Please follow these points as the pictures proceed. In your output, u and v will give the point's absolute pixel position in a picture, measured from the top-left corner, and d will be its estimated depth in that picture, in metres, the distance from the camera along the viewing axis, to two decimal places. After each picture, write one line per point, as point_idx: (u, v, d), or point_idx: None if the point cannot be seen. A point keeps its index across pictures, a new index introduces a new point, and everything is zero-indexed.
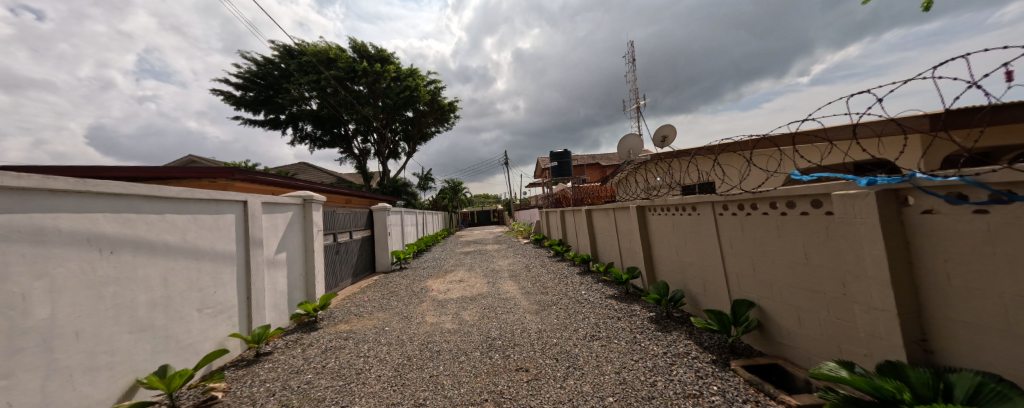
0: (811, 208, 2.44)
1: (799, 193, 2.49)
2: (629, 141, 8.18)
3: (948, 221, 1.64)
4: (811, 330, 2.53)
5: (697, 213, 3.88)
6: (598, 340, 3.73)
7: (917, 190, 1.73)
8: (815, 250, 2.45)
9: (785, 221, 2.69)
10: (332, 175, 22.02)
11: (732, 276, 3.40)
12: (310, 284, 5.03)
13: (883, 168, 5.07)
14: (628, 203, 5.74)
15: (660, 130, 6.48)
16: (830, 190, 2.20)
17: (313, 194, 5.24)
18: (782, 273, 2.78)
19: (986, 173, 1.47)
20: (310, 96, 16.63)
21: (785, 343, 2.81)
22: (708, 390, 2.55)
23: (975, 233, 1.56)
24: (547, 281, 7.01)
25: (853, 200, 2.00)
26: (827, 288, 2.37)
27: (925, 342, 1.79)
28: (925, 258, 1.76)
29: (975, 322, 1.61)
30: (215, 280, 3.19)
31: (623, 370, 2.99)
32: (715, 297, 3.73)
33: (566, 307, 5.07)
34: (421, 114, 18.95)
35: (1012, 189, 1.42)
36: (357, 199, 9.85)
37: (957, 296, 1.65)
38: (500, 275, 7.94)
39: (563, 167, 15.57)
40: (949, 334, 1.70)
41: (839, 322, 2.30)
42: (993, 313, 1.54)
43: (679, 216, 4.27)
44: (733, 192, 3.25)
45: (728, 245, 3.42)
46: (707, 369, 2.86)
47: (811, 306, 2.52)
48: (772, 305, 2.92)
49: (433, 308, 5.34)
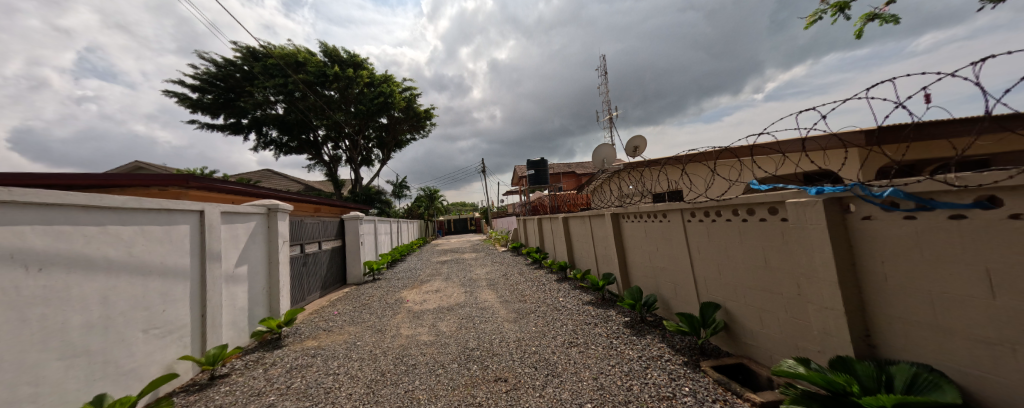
0: (769, 215, 2.62)
1: (757, 201, 2.67)
2: (603, 151, 8.42)
3: (883, 226, 1.83)
4: (771, 329, 2.70)
5: (667, 220, 4.06)
6: (576, 347, 3.76)
7: (858, 198, 1.92)
8: (773, 254, 2.62)
9: (746, 226, 2.87)
10: (300, 183, 21.05)
11: (701, 280, 3.56)
12: (274, 299, 4.73)
13: (828, 179, 5.49)
14: (604, 211, 5.90)
15: (632, 140, 6.74)
16: (784, 198, 2.38)
17: (279, 203, 4.96)
18: (745, 276, 2.95)
19: (912, 182, 1.66)
20: (276, 99, 15.91)
21: (749, 342, 2.98)
22: (681, 391, 2.65)
23: (903, 237, 1.75)
24: (525, 289, 7.01)
25: (804, 207, 2.17)
26: (785, 290, 2.54)
27: (869, 337, 1.97)
28: (866, 260, 1.95)
29: (907, 317, 1.79)
30: (164, 297, 2.92)
31: (600, 375, 3.03)
32: (685, 301, 3.89)
33: (544, 315, 5.11)
34: (396, 121, 18.57)
35: (934, 197, 1.61)
36: (326, 208, 9.45)
37: (894, 294, 1.82)
38: (478, 284, 7.85)
39: (539, 175, 15.72)
40: (889, 330, 1.87)
41: (796, 321, 2.47)
42: (921, 310, 1.72)
43: (651, 224, 4.44)
44: (700, 200, 3.44)
45: (696, 250, 3.59)
46: (679, 371, 2.97)
47: (771, 306, 2.69)
48: (736, 306, 3.08)
49: (409, 320, 5.18)
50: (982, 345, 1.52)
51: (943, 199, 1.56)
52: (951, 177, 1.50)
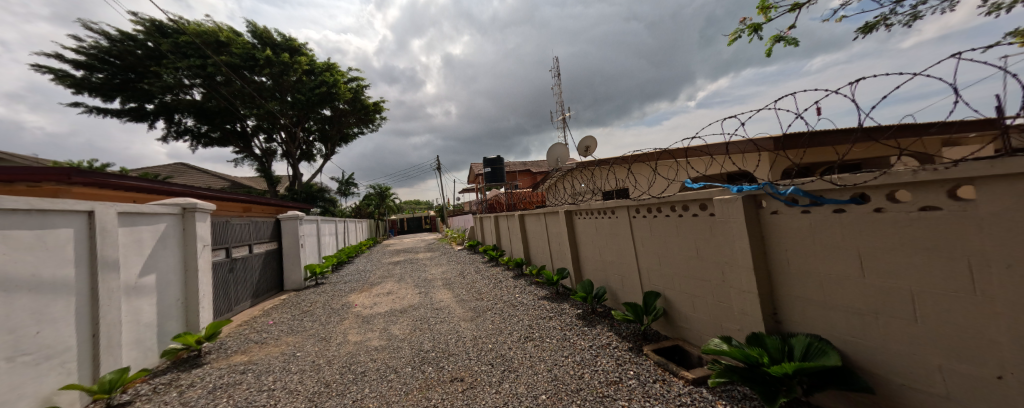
0: (700, 211, 2.92)
1: (690, 198, 2.96)
2: (557, 150, 8.66)
3: (786, 219, 2.15)
4: (702, 313, 3.02)
5: (615, 216, 4.32)
6: (531, 341, 3.85)
7: (768, 195, 2.22)
8: (703, 246, 2.92)
9: (682, 221, 3.17)
10: (227, 179, 18.68)
11: (644, 271, 3.85)
12: (193, 311, 4.15)
13: (746, 178, 6.26)
14: (558, 208, 6.09)
15: (584, 140, 7.04)
16: (712, 195, 2.67)
17: (197, 202, 4.35)
18: (680, 266, 3.26)
19: (807, 182, 1.96)
20: (192, 83, 13.86)
21: (683, 326, 3.29)
22: (626, 375, 2.85)
23: (800, 228, 2.08)
24: (482, 287, 6.99)
25: (727, 203, 2.46)
26: (712, 277, 2.85)
27: (775, 314, 2.30)
28: (773, 248, 2.27)
29: (802, 295, 2.12)
30: (38, 317, 2.40)
31: (554, 367, 3.15)
32: (631, 291, 4.18)
33: (501, 312, 5.14)
34: (341, 113, 17.27)
35: (822, 194, 1.92)
36: (259, 207, 8.50)
37: (795, 277, 2.15)
38: (433, 284, 7.65)
39: (496, 173, 15.72)
40: (790, 308, 2.20)
41: (721, 304, 2.79)
42: (812, 289, 2.06)
43: (601, 220, 4.69)
44: (643, 197, 3.71)
45: (640, 244, 3.87)
46: (625, 356, 3.19)
47: (701, 292, 3.00)
48: (674, 294, 3.39)
49: (357, 325, 4.88)
50: (852, 315, 1.86)
51: (828, 195, 1.88)
52: (834, 178, 1.80)
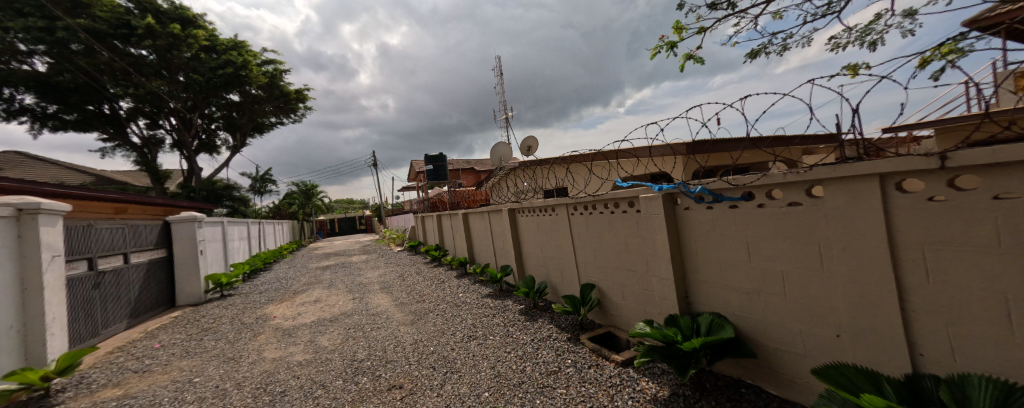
0: (628, 207, 3.20)
1: (620, 196, 3.22)
2: (500, 149, 8.69)
3: (696, 214, 2.47)
4: (630, 300, 3.32)
5: (555, 213, 4.51)
6: (474, 340, 3.83)
7: (682, 194, 2.53)
8: (631, 239, 3.21)
9: (613, 217, 3.43)
10: (93, 173, 15.03)
11: (581, 265, 4.09)
12: (38, 340, 3.25)
13: (666, 178, 7.03)
14: (501, 206, 6.15)
15: (526, 140, 7.21)
16: (638, 193, 2.94)
17: (42, 202, 3.41)
18: (612, 258, 3.53)
19: (711, 182, 2.27)
20: (33, 49, 10.80)
21: (614, 313, 3.59)
22: (565, 364, 3.01)
23: (706, 221, 2.40)
24: (423, 289, 6.75)
25: (650, 200, 2.74)
26: (638, 268, 3.15)
27: (688, 297, 2.63)
28: (685, 240, 2.59)
29: (707, 279, 2.46)
30: None
31: (497, 363, 3.18)
32: (569, 284, 4.42)
33: (443, 313, 5.02)
34: (254, 100, 15.08)
35: (722, 192, 2.24)
36: (140, 208, 7.01)
37: (702, 264, 2.48)
38: (369, 289, 7.14)
39: (438, 171, 15.25)
40: (699, 291, 2.54)
41: (645, 292, 3.10)
42: (714, 274, 2.40)
43: (542, 217, 4.85)
44: (580, 196, 3.93)
45: (577, 239, 4.10)
46: (564, 346, 3.36)
47: (629, 282, 3.29)
48: (606, 285, 3.67)
49: (276, 340, 4.32)
50: (743, 294, 2.22)
51: (727, 194, 2.20)
52: (729, 179, 2.13)
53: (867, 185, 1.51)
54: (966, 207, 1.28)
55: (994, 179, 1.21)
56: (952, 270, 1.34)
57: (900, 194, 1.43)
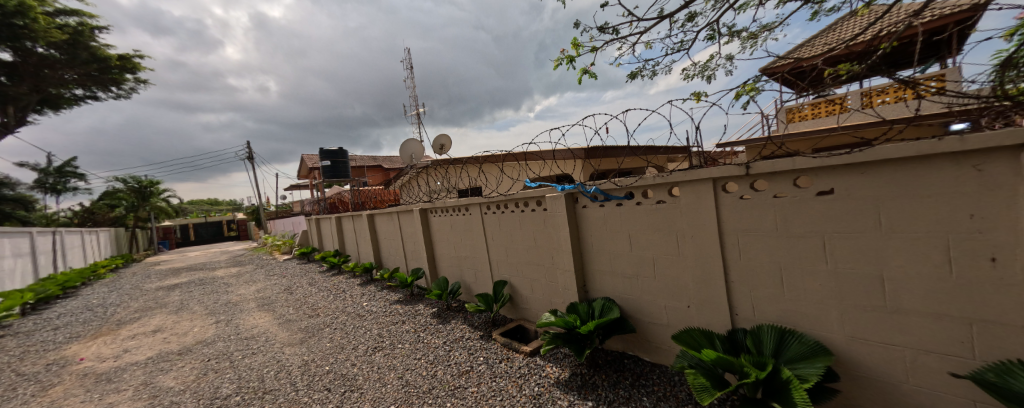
0: (537, 206, 3.39)
1: (530, 195, 3.39)
2: (411, 146, 7.94)
3: (591, 211, 2.78)
4: (538, 293, 3.53)
5: (469, 213, 4.48)
6: (380, 351, 3.53)
7: (581, 193, 2.82)
8: (539, 236, 3.41)
9: (524, 216, 3.58)
10: None
11: (494, 263, 4.16)
12: None
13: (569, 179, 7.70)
14: (411, 206, 5.81)
15: (439, 138, 6.98)
16: (544, 193, 3.15)
17: None
18: (522, 255, 3.69)
19: (603, 183, 2.59)
20: None
21: (524, 307, 3.77)
22: (476, 362, 3.02)
23: (599, 218, 2.73)
24: (317, 301, 5.90)
25: (555, 199, 2.97)
26: (545, 262, 3.37)
27: (585, 286, 2.95)
28: (583, 235, 2.89)
29: (600, 268, 2.80)
30: None
31: (405, 372, 2.99)
32: (482, 282, 4.45)
33: (342, 326, 4.48)
34: (44, 61, 10.75)
35: (612, 192, 2.58)
36: None
37: (596, 255, 2.81)
38: (243, 308, 5.88)
39: (337, 168, 13.50)
40: (594, 279, 2.87)
41: (551, 283, 3.34)
42: (605, 263, 2.74)
43: (456, 217, 4.77)
44: (492, 195, 3.99)
45: (490, 238, 4.15)
46: (476, 344, 3.38)
47: (537, 276, 3.50)
48: (517, 280, 3.82)
49: (88, 391, 3.18)
50: (627, 279, 2.59)
51: (614, 193, 2.55)
52: (616, 180, 2.47)
53: (706, 187, 1.95)
54: (761, 204, 1.76)
55: (774, 183, 1.69)
56: (753, 250, 1.83)
57: (725, 194, 1.89)
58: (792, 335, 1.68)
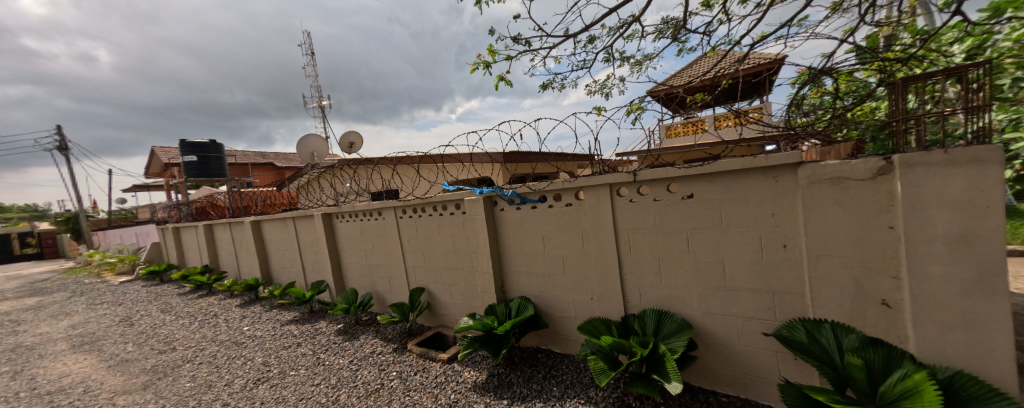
0: (455, 209, 3.32)
1: (448, 198, 3.29)
2: (313, 143, 6.96)
3: (508, 214, 2.85)
4: (457, 298, 3.45)
5: (382, 217, 4.12)
6: (264, 383, 2.96)
7: (498, 197, 2.87)
8: (458, 240, 3.34)
9: (442, 219, 3.46)
10: None
11: (410, 270, 3.91)
12: None
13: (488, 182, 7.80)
14: (310, 211, 5.07)
15: (347, 136, 6.27)
16: (463, 196, 3.10)
17: None
18: (441, 259, 3.56)
19: (519, 186, 2.68)
20: None
21: (443, 313, 3.64)
22: (388, 378, 2.79)
23: (515, 220, 2.82)
24: (175, 332, 4.66)
25: (474, 202, 2.96)
26: (464, 266, 3.32)
27: (503, 287, 3.01)
28: (501, 237, 2.95)
29: (517, 269, 2.89)
30: None
31: (299, 403, 2.58)
32: (397, 292, 4.15)
33: (212, 359, 3.63)
34: None
35: (527, 195, 2.69)
36: None
37: (513, 256, 2.89)
38: (44, 353, 4.27)
39: (208, 165, 10.95)
40: (511, 280, 2.94)
41: (470, 287, 3.30)
42: (521, 264, 2.84)
43: (366, 222, 4.34)
44: (408, 198, 3.75)
45: (406, 244, 3.90)
46: (388, 359, 3.12)
47: (456, 280, 3.42)
48: (435, 286, 3.67)
49: None
50: (540, 278, 2.73)
51: (529, 196, 2.67)
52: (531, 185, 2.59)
53: (604, 191, 2.20)
54: (645, 206, 2.06)
55: (654, 188, 2.01)
56: (640, 245, 2.12)
57: (619, 197, 2.16)
58: (667, 316, 2.00)
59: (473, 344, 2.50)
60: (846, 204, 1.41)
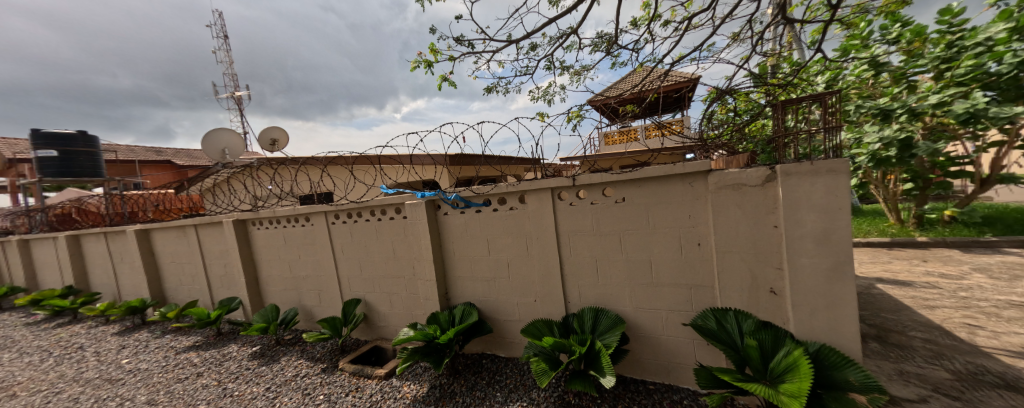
0: (396, 214, 3.10)
1: (387, 202, 3.07)
2: (225, 136, 5.80)
3: (452, 218, 2.75)
4: (397, 308, 3.23)
5: (311, 224, 3.69)
6: None
7: (442, 201, 2.76)
8: (399, 246, 3.13)
9: (380, 225, 3.21)
10: None
11: (344, 281, 3.56)
12: None
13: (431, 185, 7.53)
14: (219, 217, 4.33)
15: (268, 132, 5.41)
16: (404, 200, 2.91)
17: None
18: (379, 268, 3.29)
19: (464, 190, 2.61)
20: None
21: (381, 325, 3.38)
22: (314, 402, 2.48)
23: (459, 224, 2.73)
24: (13, 375, 3.58)
25: (416, 207, 2.80)
26: (405, 274, 3.12)
27: (447, 294, 2.89)
28: (445, 242, 2.83)
29: (461, 274, 2.80)
30: None
31: None
32: (328, 305, 3.74)
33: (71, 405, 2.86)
34: None
35: (472, 199, 2.63)
36: None
37: (457, 262, 2.79)
38: None
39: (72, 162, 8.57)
40: (455, 286, 2.84)
41: (411, 296, 3.12)
42: (466, 269, 2.76)
43: (291, 229, 3.84)
44: (341, 202, 3.41)
45: (339, 252, 3.53)
46: (315, 381, 2.78)
47: (396, 289, 3.20)
48: (373, 297, 3.38)
49: None
50: (485, 283, 2.68)
51: (474, 200, 2.61)
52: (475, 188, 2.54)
53: (546, 195, 2.24)
54: (584, 209, 2.15)
55: (592, 193, 2.11)
56: (579, 247, 2.20)
57: (560, 201, 2.22)
58: (603, 313, 2.11)
59: (413, 356, 2.34)
60: (744, 207, 1.64)
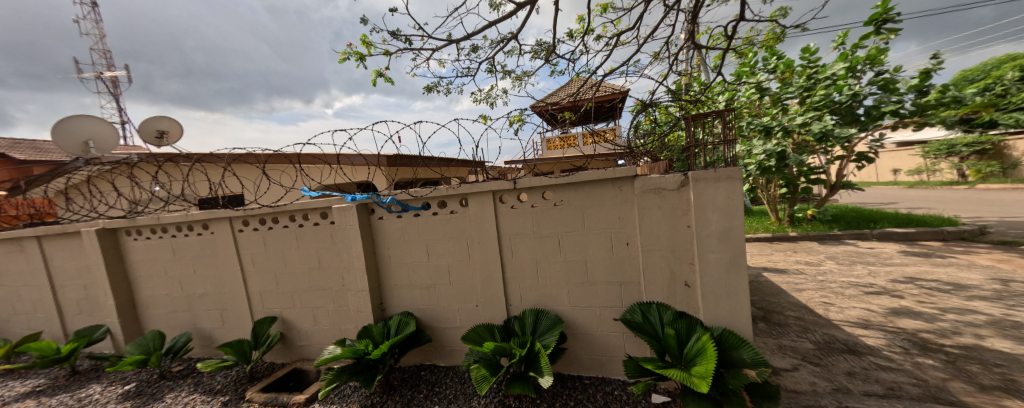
0: (321, 219, 2.76)
1: (311, 206, 2.72)
2: None
3: (388, 223, 2.55)
4: (322, 323, 2.88)
5: (210, 232, 3.09)
6: None
7: (376, 204, 2.54)
8: (324, 254, 2.79)
9: (302, 231, 2.83)
10: None
11: (255, 297, 3.05)
12: None
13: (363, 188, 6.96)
14: (73, 224, 3.39)
15: (151, 122, 4.32)
16: (331, 203, 2.61)
17: None
18: (299, 280, 2.90)
19: (400, 192, 2.44)
20: None
21: (302, 344, 2.98)
22: None
23: (395, 229, 2.54)
24: None
25: (345, 210, 2.53)
26: (332, 285, 2.80)
27: (382, 304, 2.67)
28: (379, 249, 2.61)
29: (397, 283, 2.61)
30: None
31: None
32: (233, 326, 3.17)
33: None
34: None
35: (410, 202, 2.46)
36: None
37: (393, 270, 2.59)
38: None
39: None
40: (391, 296, 2.63)
41: (339, 309, 2.80)
42: (403, 277, 2.58)
43: (182, 238, 3.17)
44: (252, 206, 2.92)
45: (248, 265, 3.02)
46: None
47: (321, 303, 2.85)
48: (291, 313, 2.96)
49: None
50: (424, 290, 2.53)
51: (411, 203, 2.45)
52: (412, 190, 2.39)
53: (487, 198, 2.21)
54: (524, 212, 2.17)
55: (532, 196, 2.13)
56: (520, 249, 2.21)
57: (501, 204, 2.21)
58: (543, 314, 2.14)
59: (339, 377, 2.09)
60: (664, 209, 1.81)
